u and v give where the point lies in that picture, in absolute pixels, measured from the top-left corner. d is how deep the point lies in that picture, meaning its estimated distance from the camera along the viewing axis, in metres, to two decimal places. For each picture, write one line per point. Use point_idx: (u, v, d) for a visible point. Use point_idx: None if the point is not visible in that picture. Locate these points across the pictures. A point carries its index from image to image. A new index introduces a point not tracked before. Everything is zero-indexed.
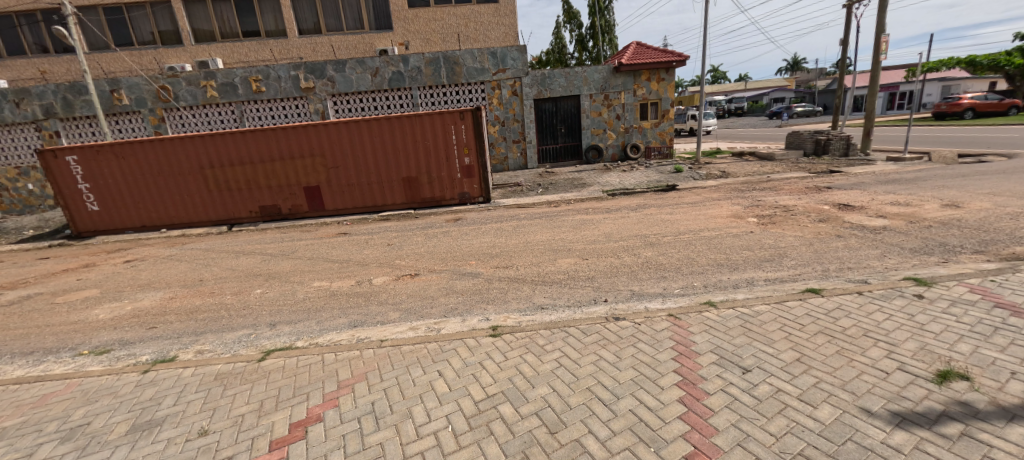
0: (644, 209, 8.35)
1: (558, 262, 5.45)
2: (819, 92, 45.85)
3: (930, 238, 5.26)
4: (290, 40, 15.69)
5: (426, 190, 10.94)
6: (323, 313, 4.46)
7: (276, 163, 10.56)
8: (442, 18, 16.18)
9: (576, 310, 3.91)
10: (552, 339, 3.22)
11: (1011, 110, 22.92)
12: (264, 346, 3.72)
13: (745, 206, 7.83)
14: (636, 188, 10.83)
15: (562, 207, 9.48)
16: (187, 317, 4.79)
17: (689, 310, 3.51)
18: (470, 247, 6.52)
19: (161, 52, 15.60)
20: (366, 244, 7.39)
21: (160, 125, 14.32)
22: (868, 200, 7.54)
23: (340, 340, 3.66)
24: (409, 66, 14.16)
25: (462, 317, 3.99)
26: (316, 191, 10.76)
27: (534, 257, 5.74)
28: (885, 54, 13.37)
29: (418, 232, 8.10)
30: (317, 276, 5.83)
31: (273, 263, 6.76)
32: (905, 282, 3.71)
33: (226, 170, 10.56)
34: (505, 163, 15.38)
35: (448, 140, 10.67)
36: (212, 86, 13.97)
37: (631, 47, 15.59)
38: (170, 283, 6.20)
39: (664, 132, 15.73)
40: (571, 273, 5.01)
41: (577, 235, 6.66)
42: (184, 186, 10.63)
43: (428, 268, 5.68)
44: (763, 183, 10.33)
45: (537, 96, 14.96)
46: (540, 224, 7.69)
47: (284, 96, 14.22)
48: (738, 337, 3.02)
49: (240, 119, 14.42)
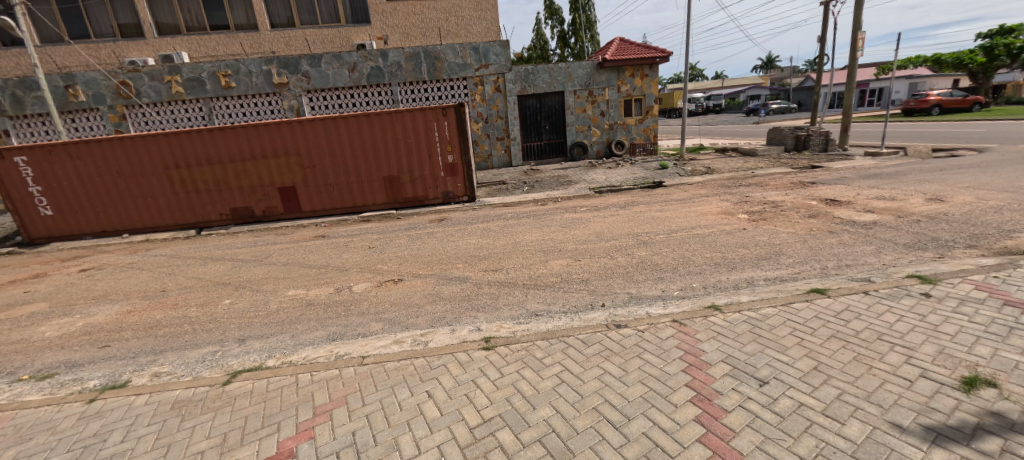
0: (634, 207, 8.18)
1: (550, 264, 5.20)
2: (793, 89, 47.52)
3: (921, 232, 5.25)
4: (262, 34, 14.96)
5: (408, 190, 10.53)
6: (298, 326, 4.09)
7: (247, 163, 10.01)
8: (422, 12, 15.72)
9: (573, 317, 3.64)
10: (550, 351, 2.97)
11: (974, 106, 24.14)
12: (231, 366, 3.33)
13: (735, 203, 7.74)
14: (623, 185, 10.70)
15: (549, 205, 9.24)
16: (145, 333, 4.35)
17: (694, 314, 3.31)
18: (456, 250, 6.20)
19: (121, 45, 14.63)
20: (345, 248, 6.97)
21: (121, 123, 13.44)
22: (854, 195, 7.56)
23: (317, 357, 3.29)
24: (389, 61, 13.67)
25: (451, 327, 3.69)
26: (292, 192, 10.22)
27: (524, 259, 5.47)
28: (860, 51, 13.66)
29: (401, 233, 7.74)
30: (292, 283, 5.41)
31: (245, 269, 6.30)
32: (909, 279, 3.60)
33: (194, 170, 9.96)
34: (489, 161, 15.06)
35: (430, 137, 10.29)
36: (178, 81, 13.17)
37: (614, 43, 15.44)
38: (128, 294, 5.67)
39: (648, 128, 15.70)
40: (565, 275, 4.76)
41: (567, 235, 6.41)
42: (148, 187, 9.97)
43: (412, 273, 5.33)
44: (748, 179, 10.34)
45: (521, 92, 14.66)
46: (528, 224, 7.40)
47: (256, 92, 13.52)
48: (749, 344, 2.83)
49: (209, 117, 13.66)
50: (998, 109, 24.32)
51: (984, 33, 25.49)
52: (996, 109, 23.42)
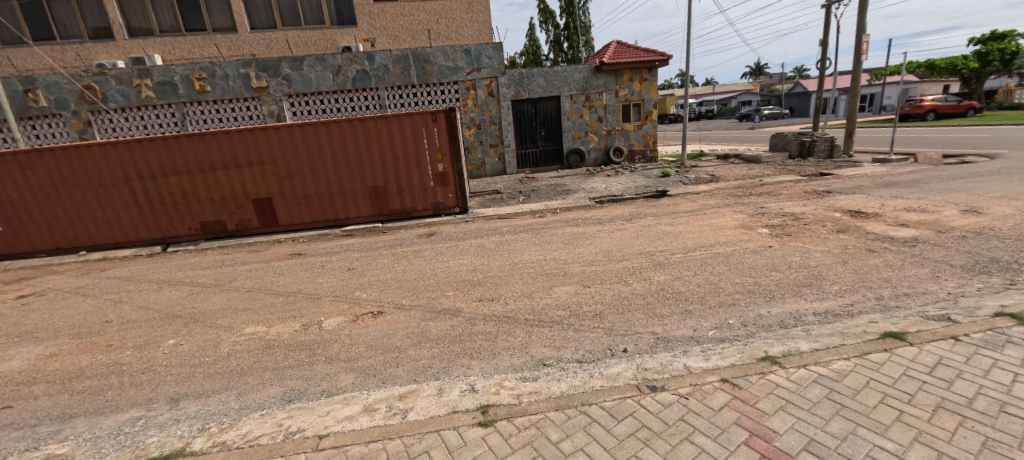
0: (641, 220, 7.53)
1: (555, 292, 4.48)
2: (785, 95, 47.95)
3: (974, 252, 4.65)
4: (241, 35, 14.16)
5: (395, 201, 9.77)
6: (248, 379, 3.30)
7: (218, 173, 9.18)
8: (411, 14, 15.04)
9: (592, 369, 2.90)
10: (569, 430, 2.23)
11: (968, 112, 24.25)
12: (147, 449, 2.53)
13: (751, 215, 7.12)
14: (625, 194, 10.06)
15: (548, 218, 8.54)
16: (60, 387, 3.52)
17: (747, 371, 2.60)
18: (445, 272, 5.45)
19: (88, 47, 13.73)
20: (322, 269, 6.19)
21: (86, 130, 12.51)
22: (880, 206, 7.00)
23: (260, 435, 2.51)
24: (376, 64, 12.96)
25: (438, 384, 2.92)
26: (267, 204, 9.41)
27: (524, 285, 4.74)
28: (865, 54, 13.29)
29: (385, 251, 6.98)
30: (252, 317, 4.60)
31: (203, 297, 5.48)
32: (1002, 319, 2.94)
33: (159, 181, 9.11)
34: (482, 169, 14.36)
35: (419, 144, 9.54)
36: (148, 84, 12.30)
37: (612, 45, 14.93)
38: (59, 330, 4.81)
39: (647, 134, 15.14)
40: (574, 308, 4.03)
41: (571, 254, 5.72)
42: (108, 200, 9.08)
43: (395, 304, 4.56)
44: (758, 187, 9.78)
45: (515, 97, 14.02)
46: (526, 240, 6.70)
47: (233, 96, 12.71)
48: (833, 421, 2.13)
49: (182, 123, 12.78)
50: (992, 114, 24.37)
51: (976, 38, 25.56)
52: (990, 114, 23.52)
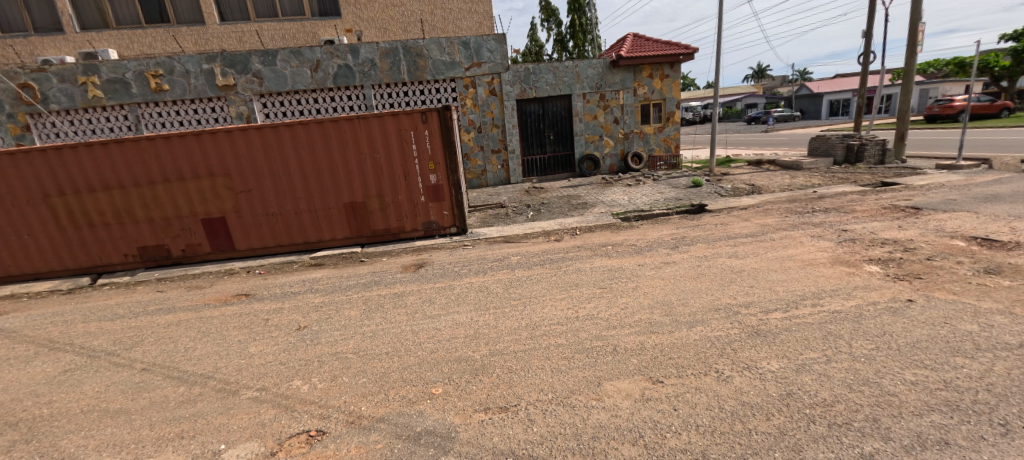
0: (689, 247, 5.84)
1: (609, 394, 2.76)
2: (794, 97, 46.70)
3: None
4: (208, 28, 12.48)
5: (378, 220, 8.06)
6: None
7: (158, 188, 7.46)
8: (401, 3, 13.38)
9: None
10: None
11: (1002, 112, 22.75)
12: None
13: (837, 243, 5.43)
14: (654, 209, 8.38)
15: (567, 242, 6.85)
16: None
17: None
18: (435, 341, 3.72)
19: (33, 41, 12.03)
20: (265, 325, 4.47)
21: (24, 136, 10.81)
22: (1011, 229, 5.32)
23: None
24: (360, 59, 11.28)
25: None
26: (221, 225, 7.70)
27: (557, 375, 3.02)
28: (920, 46, 11.66)
29: (358, 292, 5.28)
30: (118, 432, 2.83)
31: (81, 375, 3.75)
32: None
33: (85, 198, 7.37)
34: (483, 178, 12.68)
35: (406, 151, 7.84)
36: (95, 82, 10.63)
37: (627, 38, 13.32)
38: None
39: (668, 137, 13.49)
40: (653, 442, 2.28)
41: (614, 309, 4.01)
42: (22, 222, 7.33)
43: (352, 409, 2.83)
44: (817, 201, 8.11)
45: (520, 96, 12.37)
46: (546, 280, 5.01)
47: (196, 96, 11.03)
48: None
49: (136, 127, 11.08)
50: None
51: (1009, 34, 24.11)
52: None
